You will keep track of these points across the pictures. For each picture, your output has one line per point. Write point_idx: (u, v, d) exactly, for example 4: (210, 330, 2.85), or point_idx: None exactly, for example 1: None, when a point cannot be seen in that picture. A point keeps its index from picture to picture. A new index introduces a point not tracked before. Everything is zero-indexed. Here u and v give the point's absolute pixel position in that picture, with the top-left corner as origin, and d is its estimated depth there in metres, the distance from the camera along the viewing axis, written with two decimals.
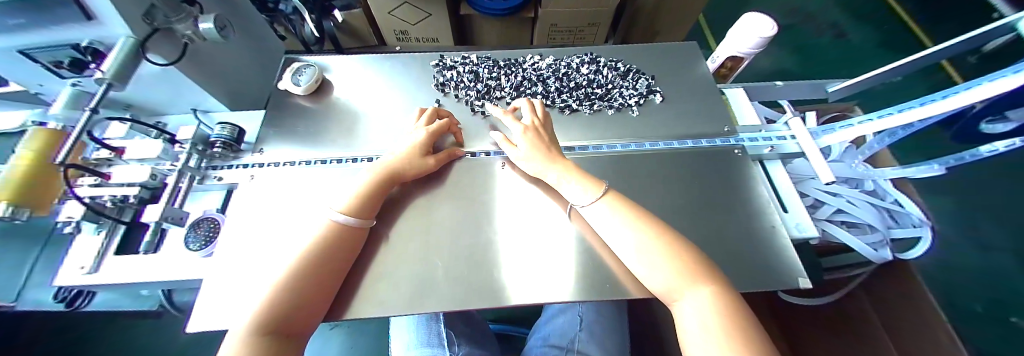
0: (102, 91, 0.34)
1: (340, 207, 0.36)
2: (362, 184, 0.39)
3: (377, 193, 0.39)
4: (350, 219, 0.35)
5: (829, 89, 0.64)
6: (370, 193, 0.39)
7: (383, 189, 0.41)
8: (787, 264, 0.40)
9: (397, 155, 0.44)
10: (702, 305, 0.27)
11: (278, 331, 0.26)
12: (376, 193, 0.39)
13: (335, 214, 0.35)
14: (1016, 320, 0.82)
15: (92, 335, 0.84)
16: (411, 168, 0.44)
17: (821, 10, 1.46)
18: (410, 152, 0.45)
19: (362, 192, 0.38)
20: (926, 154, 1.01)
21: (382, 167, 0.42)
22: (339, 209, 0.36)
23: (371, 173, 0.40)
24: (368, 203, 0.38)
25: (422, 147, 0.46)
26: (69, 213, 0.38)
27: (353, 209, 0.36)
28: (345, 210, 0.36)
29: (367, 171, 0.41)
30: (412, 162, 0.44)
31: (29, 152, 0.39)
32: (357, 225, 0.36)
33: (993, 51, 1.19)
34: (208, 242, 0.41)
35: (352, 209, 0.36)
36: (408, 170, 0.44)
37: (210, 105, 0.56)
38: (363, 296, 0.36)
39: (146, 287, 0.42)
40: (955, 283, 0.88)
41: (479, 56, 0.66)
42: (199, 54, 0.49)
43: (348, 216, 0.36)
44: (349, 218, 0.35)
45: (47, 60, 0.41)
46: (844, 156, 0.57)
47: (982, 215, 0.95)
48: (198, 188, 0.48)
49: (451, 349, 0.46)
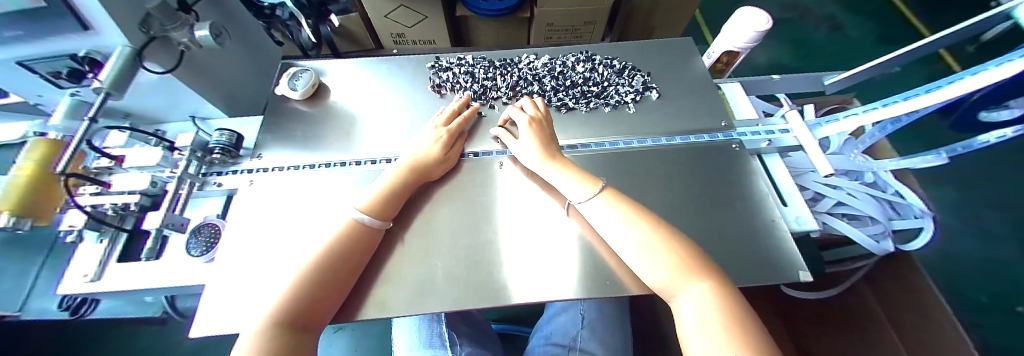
0: (100, 101, 0.35)
1: (362, 205, 0.37)
2: (383, 184, 0.40)
3: (400, 192, 0.41)
4: (371, 219, 0.36)
5: (826, 82, 0.64)
6: (391, 193, 0.40)
7: (405, 190, 0.41)
8: (788, 258, 0.40)
9: (423, 153, 0.45)
10: (701, 300, 0.27)
11: (295, 326, 0.27)
12: (400, 192, 0.41)
13: (356, 212, 0.36)
14: (1021, 309, 0.81)
15: (96, 344, 0.85)
16: (436, 165, 0.46)
17: (817, 2, 1.45)
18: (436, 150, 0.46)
19: (383, 191, 0.39)
20: (926, 145, 1.01)
21: (408, 164, 0.43)
22: (360, 206, 0.37)
23: (398, 168, 0.43)
24: (389, 204, 0.39)
25: (443, 145, 0.47)
26: (71, 222, 0.38)
27: (374, 209, 0.37)
28: (366, 208, 0.37)
29: (393, 167, 0.43)
30: (437, 158, 0.46)
31: (30, 163, 0.40)
32: (376, 225, 0.37)
33: (991, 40, 1.18)
34: (209, 248, 0.41)
35: (373, 207, 0.38)
36: (433, 167, 0.45)
37: (209, 112, 0.56)
38: (374, 295, 0.36)
39: (149, 294, 0.42)
40: (959, 274, 0.87)
41: (475, 57, 0.66)
42: (196, 61, 0.49)
43: (371, 217, 0.37)
44: (369, 218, 0.36)
45: (46, 71, 0.41)
46: (844, 148, 0.57)
47: (984, 205, 0.95)
48: (198, 195, 0.48)
49: (453, 350, 0.46)
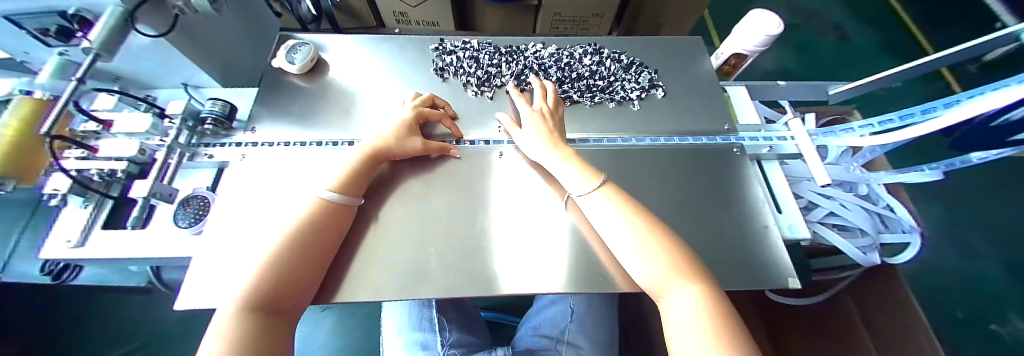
0: (89, 61, 0.34)
1: (328, 184, 0.36)
2: (350, 162, 0.39)
3: (365, 170, 0.40)
4: (335, 195, 0.35)
5: (830, 92, 0.62)
6: (357, 169, 0.39)
7: (369, 170, 0.41)
8: (777, 265, 0.40)
9: (382, 135, 0.44)
10: (691, 303, 0.28)
11: (265, 309, 0.26)
12: (365, 170, 0.40)
13: (323, 191, 0.35)
14: (994, 327, 0.84)
15: (80, 309, 0.84)
16: (397, 148, 0.44)
17: (827, 12, 1.44)
18: (397, 131, 0.44)
19: (348, 169, 0.39)
20: (920, 162, 1.02)
21: (370, 146, 0.42)
22: (327, 186, 0.36)
23: (358, 153, 0.41)
24: (355, 180, 0.38)
25: (406, 128, 0.46)
26: (55, 186, 0.37)
27: (341, 185, 0.37)
28: (333, 187, 0.36)
29: (357, 149, 0.41)
30: (398, 142, 0.44)
31: (16, 120, 0.39)
32: (345, 202, 0.36)
33: (993, 61, 1.19)
34: (198, 220, 0.40)
35: (340, 185, 0.37)
36: (397, 148, 0.44)
37: (201, 81, 0.54)
38: (351, 280, 0.36)
39: (135, 263, 0.41)
40: (937, 289, 0.90)
41: (480, 42, 0.64)
42: (189, 26, 0.47)
43: (336, 193, 0.36)
44: (338, 195, 0.35)
45: (33, 27, 0.39)
46: (840, 161, 0.57)
47: (969, 223, 0.97)
48: (188, 165, 0.47)
49: (442, 335, 0.48)
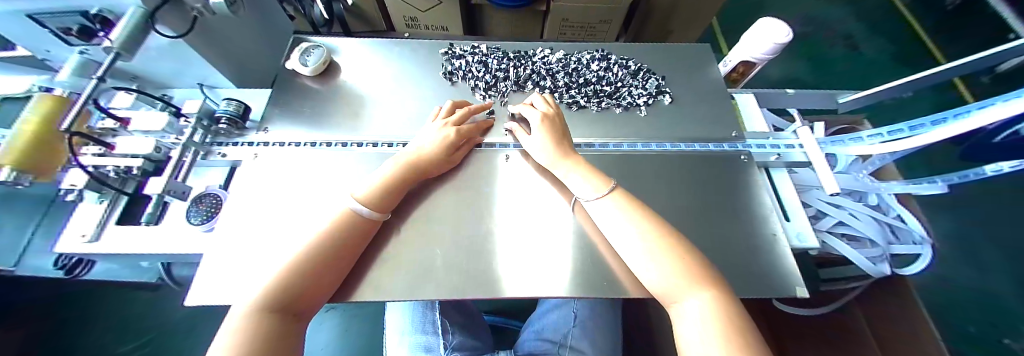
0: (110, 61, 0.35)
1: (359, 194, 0.37)
2: (385, 175, 0.39)
3: (400, 183, 0.40)
4: (367, 210, 0.35)
5: (840, 100, 0.62)
6: (392, 186, 0.39)
7: (403, 186, 0.40)
8: (785, 274, 0.40)
9: (422, 151, 0.43)
10: (704, 311, 0.27)
11: (281, 311, 0.26)
12: (399, 185, 0.40)
13: (354, 203, 0.35)
14: (1008, 342, 0.81)
15: (89, 303, 0.85)
16: (434, 165, 0.44)
17: (836, 21, 1.44)
18: (438, 147, 0.44)
19: (382, 181, 0.38)
20: (930, 172, 1.00)
21: (405, 161, 0.42)
22: (359, 197, 0.36)
23: (395, 165, 0.41)
24: (389, 194, 0.38)
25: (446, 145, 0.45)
26: (72, 181, 0.38)
27: (373, 200, 0.37)
28: (364, 198, 0.36)
29: (392, 161, 0.42)
30: (437, 158, 0.44)
31: (36, 117, 0.40)
32: (372, 217, 0.36)
33: (1005, 72, 1.18)
34: (209, 217, 0.41)
35: (371, 197, 0.37)
36: (431, 166, 0.44)
37: (215, 81, 0.55)
38: (364, 281, 0.36)
39: (146, 259, 0.42)
40: (949, 303, 0.88)
41: (489, 47, 0.65)
42: (207, 28, 0.48)
43: (368, 208, 0.36)
44: (366, 210, 0.35)
45: (56, 26, 0.40)
46: (851, 169, 0.56)
47: (981, 235, 0.95)
48: (201, 164, 0.48)
49: (445, 338, 0.48)
